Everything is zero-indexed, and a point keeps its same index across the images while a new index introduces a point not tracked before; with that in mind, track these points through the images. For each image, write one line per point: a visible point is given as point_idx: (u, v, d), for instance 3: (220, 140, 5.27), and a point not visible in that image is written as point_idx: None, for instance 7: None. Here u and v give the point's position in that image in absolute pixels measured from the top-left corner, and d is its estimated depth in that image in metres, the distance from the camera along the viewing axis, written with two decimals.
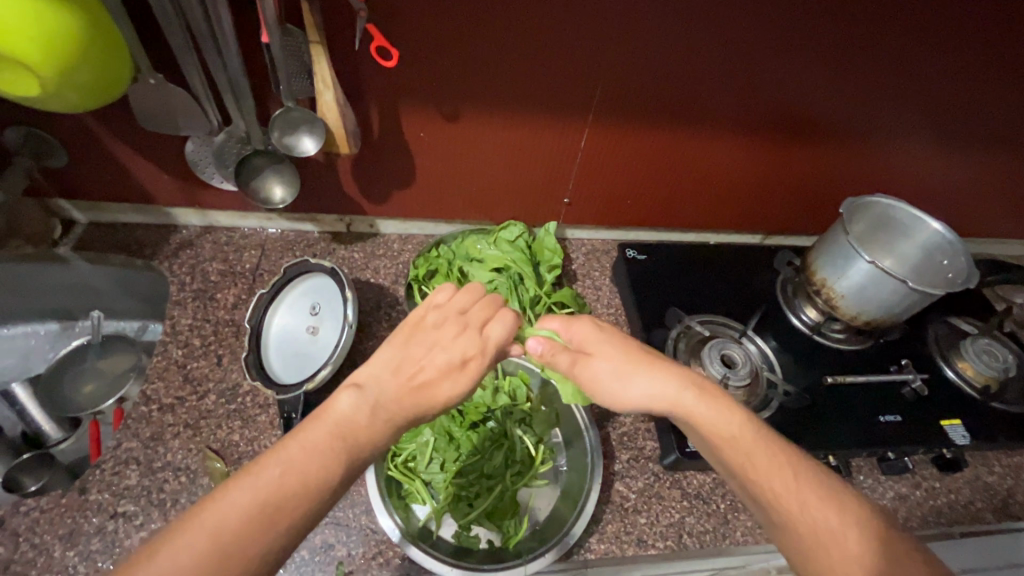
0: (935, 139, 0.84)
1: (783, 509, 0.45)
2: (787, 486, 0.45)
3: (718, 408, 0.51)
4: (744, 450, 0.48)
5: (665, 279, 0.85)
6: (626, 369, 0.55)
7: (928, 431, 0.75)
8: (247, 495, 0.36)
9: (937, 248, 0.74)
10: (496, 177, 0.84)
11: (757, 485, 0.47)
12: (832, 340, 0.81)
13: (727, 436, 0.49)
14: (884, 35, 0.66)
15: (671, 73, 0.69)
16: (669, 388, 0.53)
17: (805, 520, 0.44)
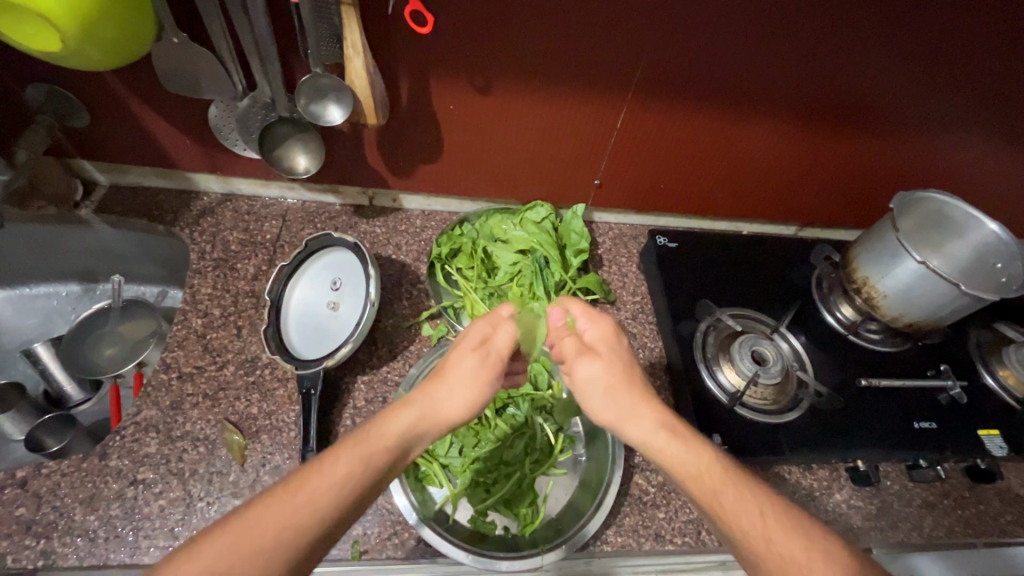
0: (997, 135, 0.78)
1: (751, 551, 0.43)
2: (753, 521, 0.43)
3: (687, 448, 0.48)
4: (716, 489, 0.45)
5: (693, 268, 0.82)
6: (619, 390, 0.51)
7: (963, 440, 0.72)
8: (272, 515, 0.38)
9: (990, 252, 0.70)
10: (525, 157, 0.81)
11: (730, 522, 0.44)
12: (866, 340, 0.78)
13: (692, 471, 0.46)
14: (961, 22, 0.61)
15: (720, 55, 0.65)
16: (649, 424, 0.49)
17: (778, 561, 0.41)
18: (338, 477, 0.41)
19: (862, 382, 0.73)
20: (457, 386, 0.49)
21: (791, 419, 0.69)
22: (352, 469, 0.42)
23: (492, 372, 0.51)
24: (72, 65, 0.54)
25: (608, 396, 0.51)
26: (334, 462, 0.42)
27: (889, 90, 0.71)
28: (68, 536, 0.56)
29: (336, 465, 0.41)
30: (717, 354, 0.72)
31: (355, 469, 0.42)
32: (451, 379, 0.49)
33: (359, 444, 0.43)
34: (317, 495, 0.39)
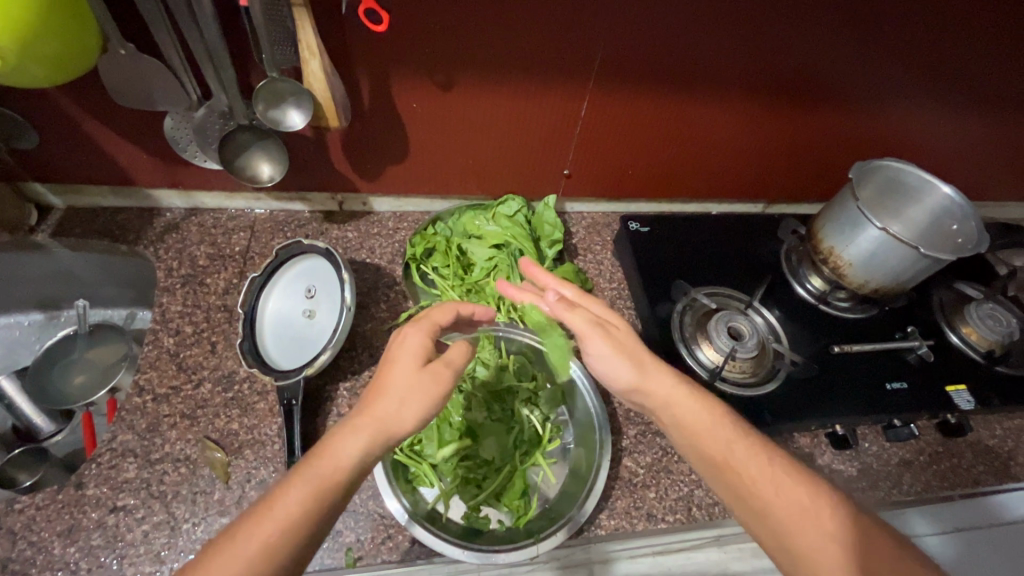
0: (945, 101, 0.82)
1: (754, 497, 0.46)
2: (762, 469, 0.47)
3: (699, 401, 0.52)
4: (724, 441, 0.49)
5: (666, 250, 0.83)
6: (636, 358, 0.53)
7: (933, 396, 0.75)
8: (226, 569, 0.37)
9: (946, 214, 0.73)
10: (493, 152, 0.81)
11: (740, 478, 0.47)
12: (836, 309, 0.81)
13: (703, 421, 0.50)
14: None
15: (679, 40, 0.66)
16: (669, 383, 0.53)
17: (781, 505, 0.44)
18: (291, 511, 0.40)
19: (836, 349, 0.75)
20: (406, 404, 0.46)
21: (769, 390, 0.71)
22: (301, 505, 0.40)
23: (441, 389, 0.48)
24: (15, 84, 0.52)
25: (633, 363, 0.53)
26: (285, 498, 0.40)
27: (840, 65, 0.73)
28: (48, 571, 0.54)
29: (288, 499, 0.40)
30: (694, 333, 0.74)
31: (304, 503, 0.40)
32: (400, 398, 0.46)
33: (309, 475, 0.41)
34: (271, 529, 0.39)
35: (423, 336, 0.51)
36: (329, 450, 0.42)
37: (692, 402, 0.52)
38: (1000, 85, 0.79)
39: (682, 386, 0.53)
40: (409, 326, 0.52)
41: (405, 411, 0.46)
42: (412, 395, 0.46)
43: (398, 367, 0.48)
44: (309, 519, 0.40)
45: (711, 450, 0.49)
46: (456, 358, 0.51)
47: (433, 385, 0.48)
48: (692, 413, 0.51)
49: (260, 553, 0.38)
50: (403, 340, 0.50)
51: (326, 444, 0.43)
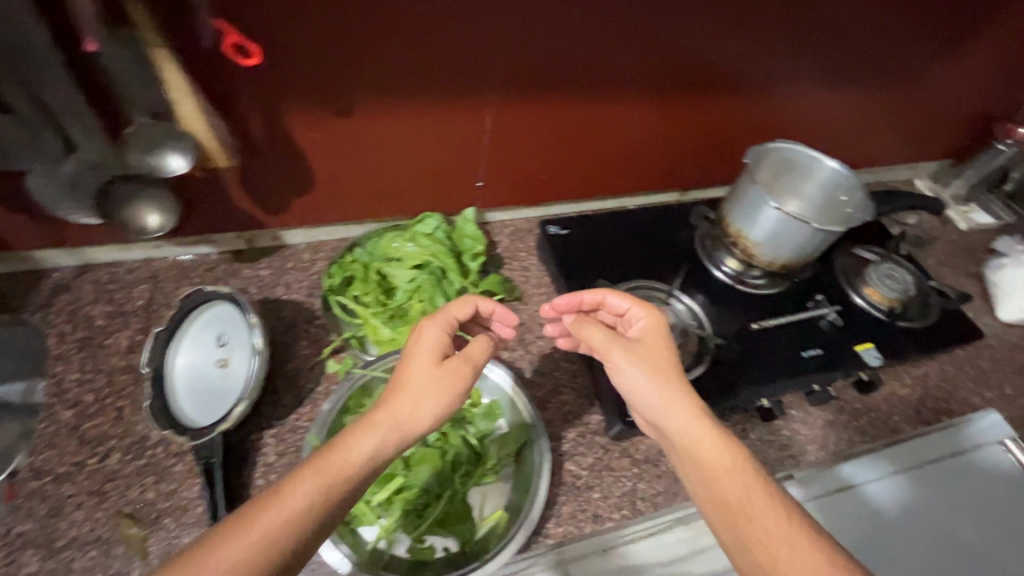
0: (818, 73, 0.88)
1: (767, 554, 0.47)
2: (776, 525, 0.48)
3: (724, 444, 0.53)
4: (742, 487, 0.50)
5: (586, 249, 0.84)
6: (664, 375, 0.57)
7: (846, 357, 0.79)
8: (239, 552, 0.43)
9: (836, 186, 0.77)
10: (404, 172, 0.79)
11: (755, 534, 0.48)
12: (752, 287, 0.85)
13: (723, 465, 0.51)
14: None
15: (572, 38, 0.68)
16: (689, 413, 0.55)
17: (793, 564, 0.45)
18: (301, 500, 0.46)
19: (754, 326, 0.80)
20: (421, 401, 0.54)
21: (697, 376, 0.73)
22: (313, 499, 0.46)
23: (455, 384, 0.56)
24: None
25: (655, 379, 0.57)
26: (298, 489, 0.47)
27: (723, 49, 0.78)
28: None
29: (300, 490, 0.47)
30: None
31: (313, 497, 0.47)
32: (416, 396, 0.54)
33: (324, 469, 0.48)
34: (280, 516, 0.45)
35: (439, 333, 0.59)
36: (348, 443, 0.50)
37: (714, 442, 0.53)
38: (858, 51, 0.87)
39: (703, 423, 0.54)
40: (426, 321, 0.59)
41: (422, 407, 0.53)
42: (426, 393, 0.54)
43: (416, 363, 0.56)
44: (320, 509, 0.46)
45: (728, 494, 0.50)
46: (471, 351, 0.58)
47: (446, 381, 0.55)
48: (715, 459, 0.52)
49: (268, 537, 0.44)
50: (419, 338, 0.58)
51: (345, 440, 0.50)
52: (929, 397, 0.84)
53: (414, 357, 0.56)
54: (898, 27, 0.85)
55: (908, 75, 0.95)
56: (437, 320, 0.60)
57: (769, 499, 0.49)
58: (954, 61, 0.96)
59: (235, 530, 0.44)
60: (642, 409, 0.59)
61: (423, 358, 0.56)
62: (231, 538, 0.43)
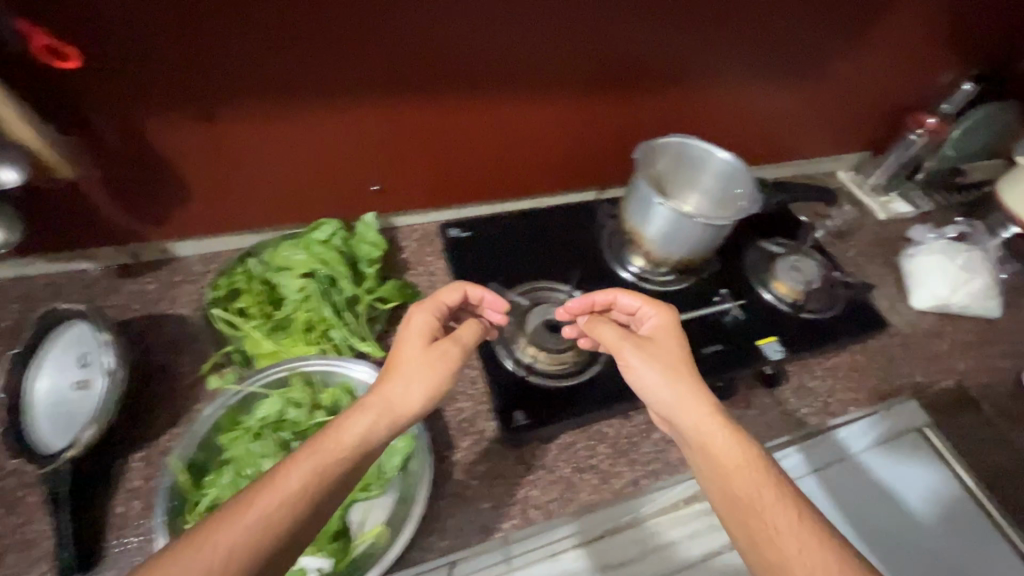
0: (716, 64, 0.88)
1: (773, 550, 0.49)
2: (787, 524, 0.50)
3: (734, 438, 0.55)
4: (752, 484, 0.52)
5: (486, 251, 0.82)
6: (675, 372, 0.60)
7: (746, 352, 0.78)
8: (239, 534, 0.47)
9: (730, 178, 0.76)
10: (291, 178, 0.77)
11: (763, 532, 0.50)
12: (659, 283, 0.83)
13: (733, 461, 0.54)
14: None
15: (441, 24, 0.68)
16: (702, 410, 0.57)
17: (800, 563, 0.47)
18: (299, 479, 0.51)
19: None
20: (410, 383, 0.59)
21: (587, 376, 0.73)
22: (307, 479, 0.51)
23: (444, 365, 0.61)
24: None
25: (665, 376, 0.60)
26: (295, 467, 0.51)
27: (609, 38, 0.77)
28: None
29: (297, 470, 0.51)
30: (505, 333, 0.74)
31: (308, 478, 0.51)
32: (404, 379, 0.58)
33: (320, 448, 0.53)
34: (278, 495, 0.49)
35: (428, 317, 0.64)
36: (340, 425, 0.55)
37: (725, 438, 0.55)
38: (754, 41, 0.87)
39: (714, 420, 0.57)
40: (415, 308, 0.65)
41: (413, 390, 0.58)
42: (415, 378, 0.59)
43: (408, 347, 0.61)
44: (314, 487, 0.51)
45: (738, 490, 0.53)
46: (460, 336, 0.64)
47: (433, 363, 0.61)
48: (732, 459, 0.54)
49: (264, 520, 0.48)
50: (411, 323, 0.63)
51: (338, 423, 0.55)
52: (839, 389, 0.84)
53: (406, 341, 0.62)
54: (790, 17, 0.85)
55: (814, 64, 0.95)
56: (427, 306, 0.66)
57: (779, 498, 0.51)
58: (855, 51, 0.96)
59: (237, 510, 0.48)
60: (653, 404, 0.61)
61: (413, 341, 0.62)
62: (233, 518, 0.48)
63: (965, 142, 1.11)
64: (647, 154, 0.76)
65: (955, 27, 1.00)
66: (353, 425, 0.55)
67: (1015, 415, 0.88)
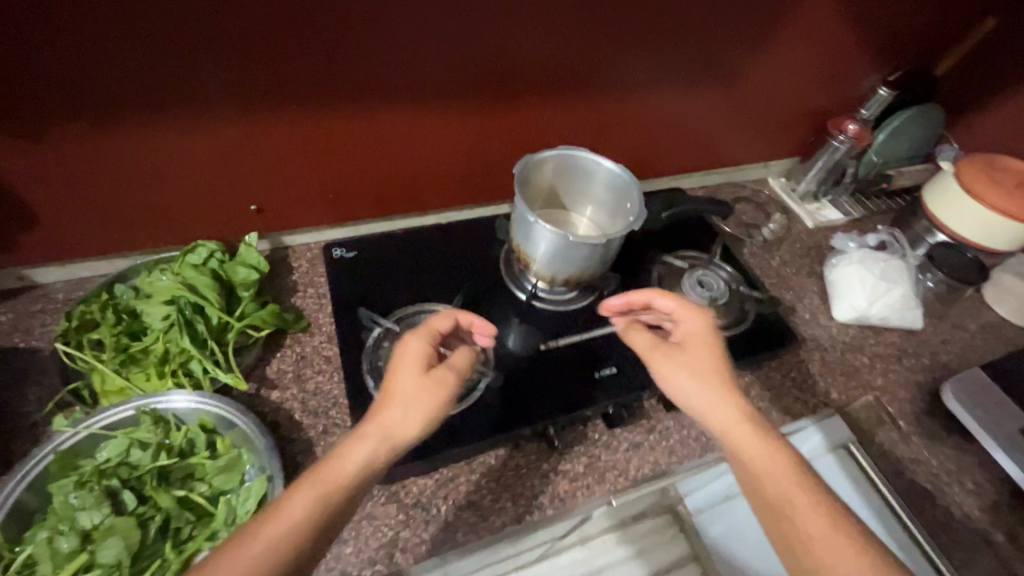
0: (614, 73, 0.85)
1: (810, 557, 0.49)
2: (823, 532, 0.50)
3: (766, 445, 0.55)
4: (788, 491, 0.52)
5: (370, 273, 0.77)
6: (713, 378, 0.59)
7: (641, 375, 0.74)
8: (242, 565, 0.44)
9: (620, 189, 0.74)
10: (153, 200, 0.73)
11: (799, 537, 0.50)
12: (554, 300, 0.79)
13: (772, 468, 0.53)
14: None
15: (288, 20, 0.62)
16: (738, 415, 0.57)
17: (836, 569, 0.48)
18: (300, 512, 0.47)
19: (541, 347, 0.75)
20: (407, 410, 0.55)
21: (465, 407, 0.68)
22: (309, 508, 0.48)
23: (435, 394, 0.56)
24: None
25: (702, 381, 0.59)
26: (294, 499, 0.48)
27: (490, 40, 0.73)
28: None
29: (297, 501, 0.48)
30: (377, 365, 0.67)
31: (310, 508, 0.48)
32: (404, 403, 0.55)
33: (317, 479, 0.50)
34: (280, 530, 0.46)
35: (423, 345, 0.60)
36: (340, 455, 0.52)
37: (764, 444, 0.55)
38: (652, 50, 0.84)
39: (751, 425, 0.56)
40: (409, 335, 0.61)
41: (411, 416, 0.55)
42: (410, 403, 0.55)
43: (402, 375, 0.57)
44: (316, 520, 0.48)
45: (775, 496, 0.52)
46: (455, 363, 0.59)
47: (430, 391, 0.56)
48: (776, 464, 0.54)
49: (273, 549, 0.45)
50: (404, 348, 0.59)
51: (338, 453, 0.52)
52: None
53: (400, 367, 0.58)
54: (688, 21, 0.82)
55: (724, 71, 0.93)
56: (420, 332, 0.62)
57: (812, 504, 0.52)
58: (766, 56, 0.94)
59: (245, 537, 0.46)
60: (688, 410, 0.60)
61: (408, 369, 0.57)
62: (242, 548, 0.45)
63: (889, 147, 1.10)
64: (524, 174, 0.70)
65: (869, 31, 0.97)
66: (354, 451, 0.52)
67: (937, 433, 0.84)
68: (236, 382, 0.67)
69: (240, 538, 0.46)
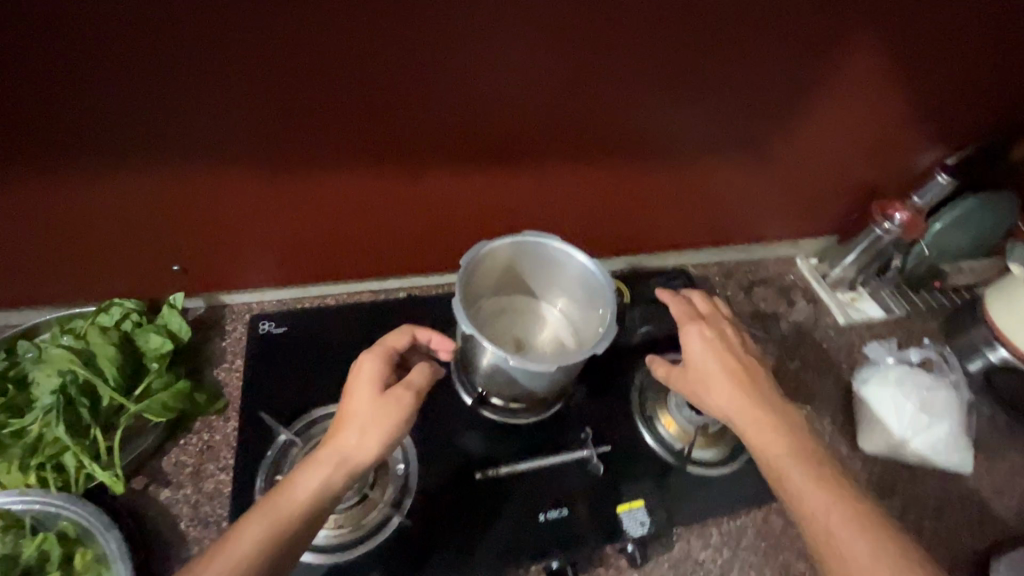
0: (616, 143, 0.72)
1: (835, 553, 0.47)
2: (846, 521, 0.48)
3: (788, 431, 0.54)
4: (806, 475, 0.51)
5: (291, 364, 0.70)
6: (734, 366, 0.58)
7: (597, 519, 0.61)
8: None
9: (594, 289, 0.61)
10: (62, 254, 0.64)
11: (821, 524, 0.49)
12: (505, 412, 0.65)
13: (790, 454, 0.52)
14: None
15: (202, 74, 0.52)
16: (755, 402, 0.56)
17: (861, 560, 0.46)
18: (249, 545, 0.43)
19: (478, 475, 0.61)
20: (365, 432, 0.48)
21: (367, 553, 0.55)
22: (262, 535, 0.43)
23: (400, 412, 0.49)
24: None
25: (722, 367, 0.58)
26: (244, 532, 0.43)
27: (449, 104, 0.61)
28: None
29: (246, 534, 0.43)
30: (275, 480, 0.60)
31: (262, 537, 0.43)
32: (359, 424, 0.48)
33: (270, 509, 0.45)
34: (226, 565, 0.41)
35: (379, 362, 0.52)
36: (295, 481, 0.46)
37: (783, 430, 0.54)
38: (660, 121, 0.70)
39: (768, 412, 0.55)
40: (363, 352, 0.53)
41: (371, 437, 0.48)
42: (367, 422, 0.48)
43: (355, 395, 0.50)
44: (270, 553, 0.43)
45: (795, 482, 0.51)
46: (414, 380, 0.51)
47: (387, 411, 0.49)
48: (798, 448, 0.53)
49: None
50: (357, 366, 0.52)
51: (293, 478, 0.46)
52: None
53: (354, 385, 0.51)
54: (701, 90, 0.68)
55: (750, 146, 0.78)
56: (374, 347, 0.54)
57: (839, 499, 0.49)
58: (799, 132, 0.79)
59: (213, 555, 0.42)
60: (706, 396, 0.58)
61: (361, 389, 0.50)
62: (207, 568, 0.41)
63: (943, 241, 0.95)
64: (470, 271, 0.58)
65: (931, 109, 0.81)
66: (314, 477, 0.46)
67: None
68: (116, 482, 0.57)
69: (211, 551, 0.43)
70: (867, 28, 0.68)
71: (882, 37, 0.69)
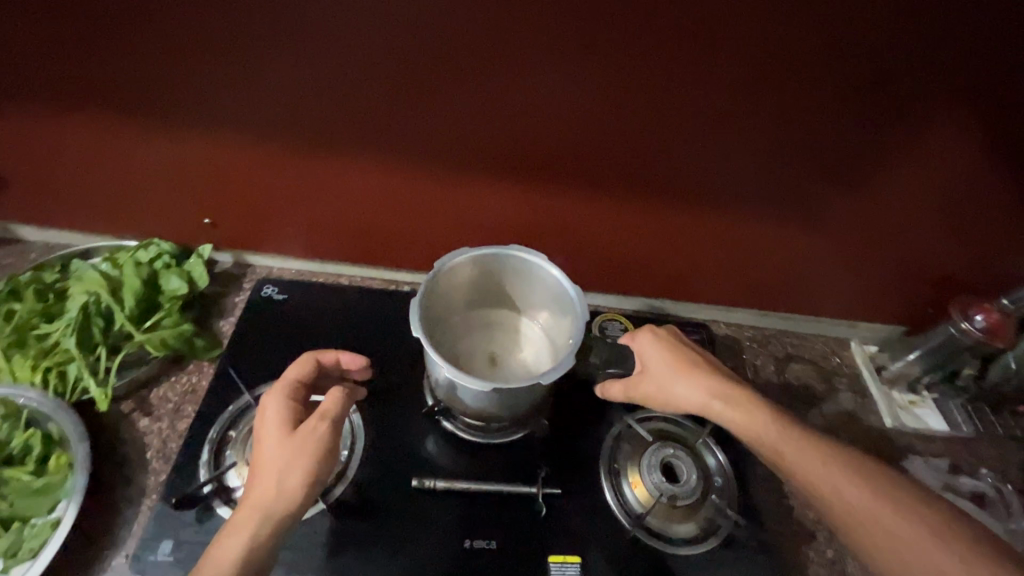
0: (646, 184, 0.68)
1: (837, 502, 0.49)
2: (819, 468, 0.50)
3: (747, 408, 0.55)
4: (776, 442, 0.53)
5: (284, 332, 0.74)
6: (681, 361, 0.59)
7: (526, 562, 0.57)
8: None
9: (566, 303, 0.59)
10: (124, 192, 0.73)
11: (806, 477, 0.50)
12: (462, 426, 0.64)
13: (757, 428, 0.54)
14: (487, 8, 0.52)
15: (253, 56, 0.57)
16: (711, 390, 0.56)
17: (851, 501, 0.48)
18: None
19: (414, 483, 0.60)
20: (283, 476, 0.47)
21: None
22: None
23: (313, 448, 0.48)
24: None
25: (672, 365, 0.58)
26: None
27: (471, 118, 0.61)
28: None
29: None
30: (225, 436, 0.63)
31: None
32: (275, 471, 0.47)
33: None
34: None
35: (284, 401, 0.52)
36: (217, 547, 0.45)
37: (742, 411, 0.55)
38: (698, 171, 0.66)
39: (723, 396, 0.56)
40: (266, 396, 0.52)
41: (288, 479, 0.47)
42: (283, 464, 0.47)
43: (264, 442, 0.49)
44: None
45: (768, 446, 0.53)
46: (327, 409, 0.50)
47: (301, 449, 0.48)
48: (760, 416, 0.54)
49: None
50: (263, 412, 0.51)
51: (213, 547, 0.45)
52: None
53: (261, 434, 0.50)
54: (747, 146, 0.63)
55: (803, 214, 0.71)
56: (276, 386, 0.53)
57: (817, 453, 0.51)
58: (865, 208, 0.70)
59: None
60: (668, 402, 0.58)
61: (270, 436, 0.49)
62: None
63: None
64: (434, 285, 0.58)
65: None
66: (236, 541, 0.44)
67: None
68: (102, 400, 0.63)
69: None
70: (971, 107, 0.57)
71: (992, 121, 0.58)
